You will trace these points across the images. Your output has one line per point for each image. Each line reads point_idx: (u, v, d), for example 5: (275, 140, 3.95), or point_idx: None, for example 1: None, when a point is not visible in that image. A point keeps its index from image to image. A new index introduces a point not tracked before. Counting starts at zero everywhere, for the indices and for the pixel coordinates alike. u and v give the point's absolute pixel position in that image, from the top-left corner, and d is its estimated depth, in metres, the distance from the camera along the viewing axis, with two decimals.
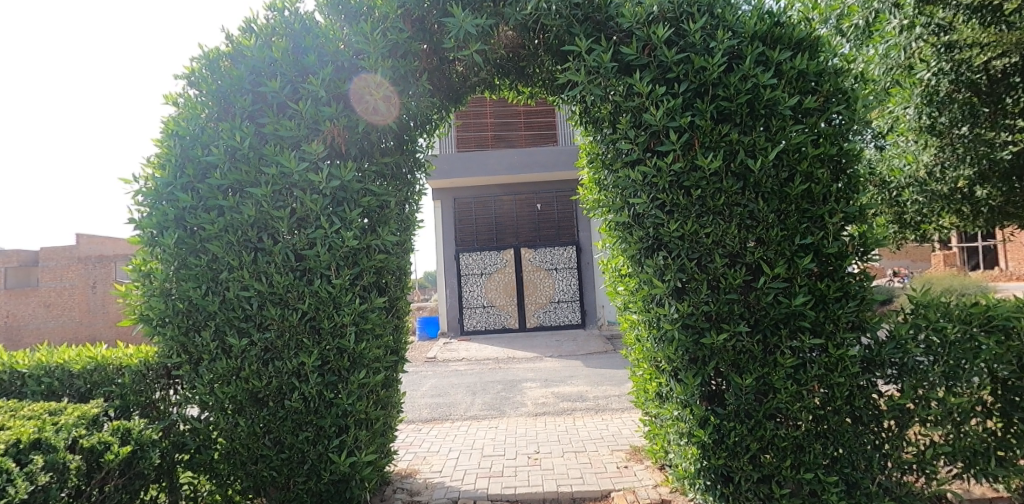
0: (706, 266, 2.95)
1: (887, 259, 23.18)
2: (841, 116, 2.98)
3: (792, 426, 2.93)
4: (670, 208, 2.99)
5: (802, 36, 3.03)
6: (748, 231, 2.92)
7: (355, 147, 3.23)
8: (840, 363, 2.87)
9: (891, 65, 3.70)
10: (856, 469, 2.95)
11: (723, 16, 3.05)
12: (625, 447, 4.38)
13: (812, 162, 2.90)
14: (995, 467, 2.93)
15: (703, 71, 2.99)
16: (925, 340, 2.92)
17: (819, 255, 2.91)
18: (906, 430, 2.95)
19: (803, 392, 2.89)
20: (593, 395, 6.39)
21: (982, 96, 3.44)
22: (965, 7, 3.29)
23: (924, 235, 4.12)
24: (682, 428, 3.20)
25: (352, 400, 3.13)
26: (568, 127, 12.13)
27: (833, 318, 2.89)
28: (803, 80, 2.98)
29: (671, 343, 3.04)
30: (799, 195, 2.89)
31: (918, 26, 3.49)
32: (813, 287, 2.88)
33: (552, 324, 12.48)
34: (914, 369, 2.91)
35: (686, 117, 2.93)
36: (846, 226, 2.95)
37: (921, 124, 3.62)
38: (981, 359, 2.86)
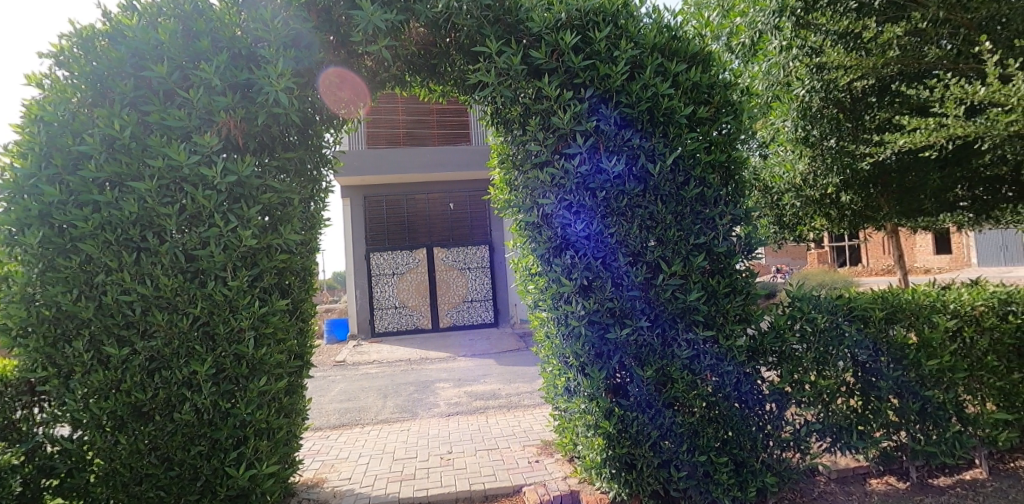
0: (610, 264, 3.09)
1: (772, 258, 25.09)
2: (729, 126, 3.21)
3: (688, 413, 3.15)
4: (577, 209, 3.11)
5: (695, 50, 3.26)
6: (649, 230, 3.09)
7: (254, 140, 3.03)
8: (730, 352, 3.12)
9: (772, 81, 3.97)
10: (743, 449, 3.22)
11: (626, 27, 3.20)
12: (536, 442, 4.48)
13: (704, 167, 3.12)
14: (856, 440, 3.31)
15: (608, 78, 3.13)
16: (800, 329, 3.26)
17: (711, 253, 3.14)
18: (784, 411, 3.26)
19: (698, 380, 3.11)
20: (505, 392, 6.48)
21: (847, 113, 3.85)
22: (833, 33, 3.54)
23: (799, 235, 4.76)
24: (588, 421, 3.31)
25: (251, 409, 2.94)
26: (481, 126, 12.20)
27: (723, 312, 3.13)
28: (696, 91, 3.20)
29: (578, 338, 3.17)
30: (693, 198, 3.12)
31: (794, 47, 3.74)
32: (705, 283, 3.11)
33: (465, 323, 12.47)
34: (791, 356, 3.24)
35: (591, 122, 3.06)
36: (735, 227, 3.18)
37: (798, 135, 4.01)
38: (844, 344, 3.26)
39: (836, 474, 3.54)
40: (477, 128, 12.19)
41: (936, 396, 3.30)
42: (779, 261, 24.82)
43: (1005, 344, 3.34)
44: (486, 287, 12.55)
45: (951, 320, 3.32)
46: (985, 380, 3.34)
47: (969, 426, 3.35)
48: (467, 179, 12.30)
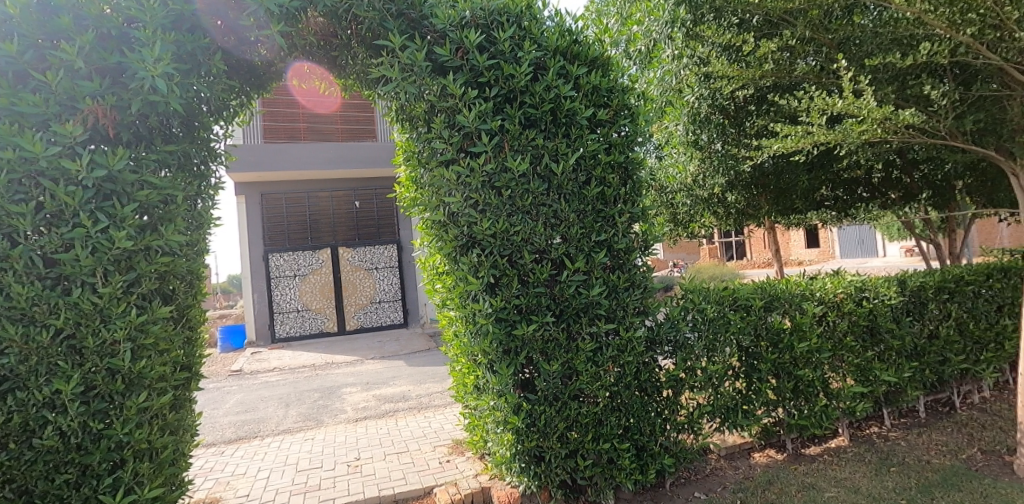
0: (516, 262, 3.16)
1: (669, 253, 26.77)
2: (627, 129, 3.39)
3: (592, 403, 3.28)
4: (483, 207, 3.13)
5: (595, 55, 3.39)
6: (553, 228, 3.18)
7: (127, 131, 2.69)
8: (630, 343, 3.28)
9: (666, 87, 4.25)
10: (643, 434, 3.40)
11: (530, 29, 3.26)
12: (447, 441, 4.47)
13: (604, 167, 3.26)
14: (741, 419, 3.62)
15: (512, 78, 3.17)
16: (692, 318, 3.49)
17: (611, 250, 3.29)
18: (679, 396, 3.49)
19: (600, 372, 3.24)
20: (416, 393, 6.39)
21: (731, 120, 4.15)
22: (718, 46, 3.83)
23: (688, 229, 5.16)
24: (498, 417, 3.35)
25: (129, 429, 2.65)
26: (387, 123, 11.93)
27: (622, 305, 3.28)
28: (597, 94, 3.32)
29: (486, 336, 3.19)
30: (594, 197, 3.24)
31: (685, 56, 4.03)
32: (606, 278, 3.25)
33: (374, 325, 12.12)
34: (684, 344, 3.45)
35: (496, 120, 3.10)
36: (633, 224, 3.37)
37: (688, 139, 4.35)
38: (730, 331, 3.54)
39: (725, 451, 3.85)
40: (383, 124, 11.90)
41: (806, 375, 3.69)
42: (676, 256, 26.55)
43: (858, 326, 3.81)
44: (395, 287, 12.29)
45: (818, 306, 3.72)
46: (845, 358, 3.78)
47: (833, 399, 3.78)
48: (374, 177, 12.00)
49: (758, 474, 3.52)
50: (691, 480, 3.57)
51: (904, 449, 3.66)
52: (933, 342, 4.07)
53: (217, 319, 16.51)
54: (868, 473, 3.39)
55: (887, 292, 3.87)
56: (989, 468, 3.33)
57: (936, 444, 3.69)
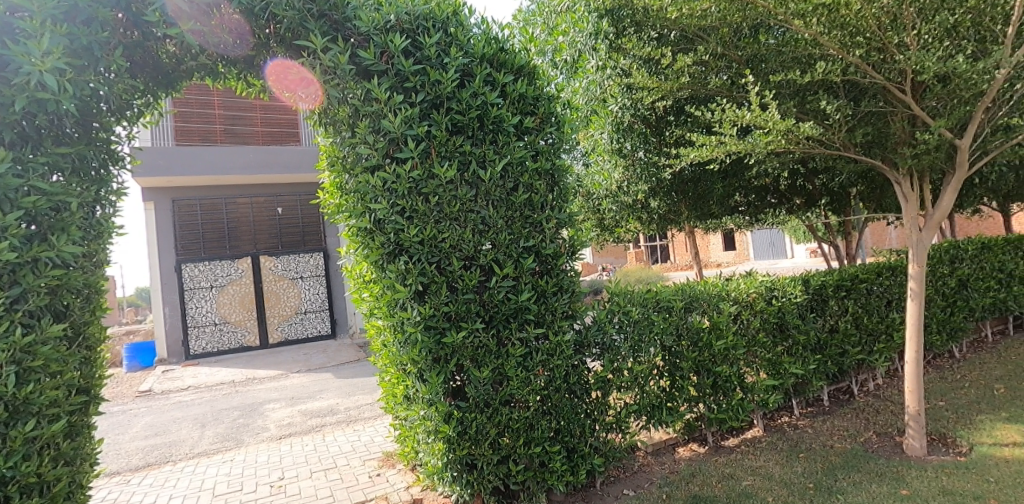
0: (445, 269, 3.14)
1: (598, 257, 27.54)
2: (553, 137, 3.46)
3: (523, 408, 3.30)
4: (410, 214, 3.09)
5: (521, 63, 3.43)
6: (481, 235, 3.19)
7: (10, 130, 2.39)
8: (558, 347, 3.33)
9: (591, 96, 4.33)
10: (573, 436, 3.47)
11: (456, 35, 3.26)
12: (378, 455, 4.35)
13: (531, 174, 3.31)
14: (665, 415, 3.78)
15: (438, 84, 3.16)
16: (618, 320, 3.61)
17: (540, 255, 3.35)
18: (607, 397, 3.59)
19: (530, 376, 3.27)
20: (344, 406, 6.18)
21: (652, 129, 4.38)
22: (638, 58, 4.01)
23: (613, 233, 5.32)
24: (428, 427, 3.31)
25: (14, 462, 2.36)
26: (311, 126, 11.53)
27: (551, 310, 3.33)
28: (523, 102, 3.38)
29: (415, 344, 3.16)
30: (522, 203, 3.28)
31: (608, 68, 4.18)
32: (535, 283, 3.29)
33: (299, 337, 11.61)
34: (611, 346, 3.56)
35: (423, 126, 3.08)
36: (561, 230, 3.43)
37: (613, 147, 4.49)
38: (654, 332, 3.69)
39: (652, 447, 3.99)
40: (307, 127, 11.49)
41: (724, 371, 3.90)
42: (605, 260, 27.38)
43: (769, 323, 4.08)
44: (321, 297, 11.84)
45: (733, 306, 3.95)
46: (759, 353, 4.03)
47: (748, 393, 4.02)
48: (297, 181, 11.54)
49: (682, 468, 3.68)
50: (621, 478, 3.67)
51: (811, 436, 3.95)
52: (834, 335, 4.43)
53: (123, 336, 15.20)
54: (780, 460, 3.62)
55: (793, 291, 4.17)
56: (883, 449, 3.65)
57: (838, 430, 4.00)
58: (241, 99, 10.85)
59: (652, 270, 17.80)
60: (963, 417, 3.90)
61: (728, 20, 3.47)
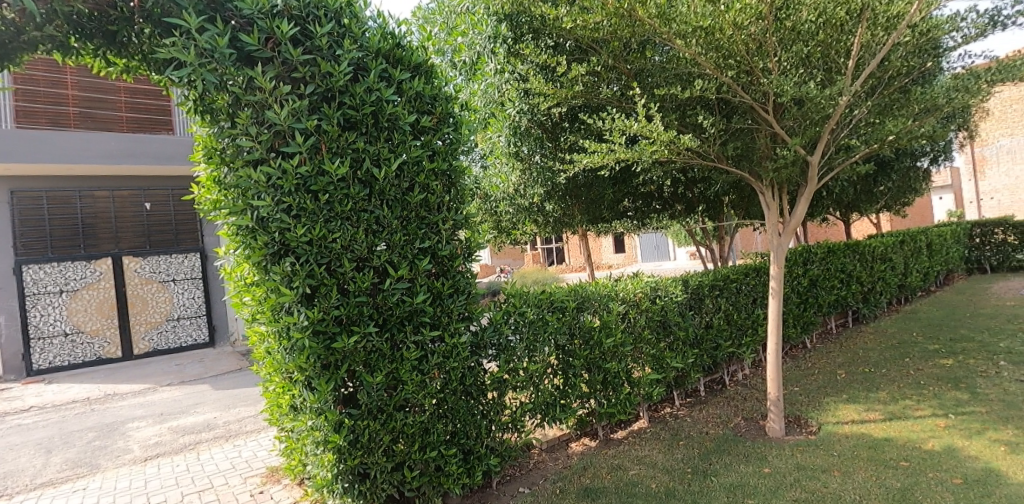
0: (335, 270, 2.99)
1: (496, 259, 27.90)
2: (450, 137, 3.43)
3: (418, 412, 3.23)
4: (297, 212, 2.91)
5: (419, 61, 3.37)
6: (374, 235, 3.08)
7: None
8: (454, 349, 3.31)
9: (489, 99, 4.36)
10: (470, 438, 3.46)
11: (350, 27, 3.12)
12: (260, 471, 4.05)
13: (428, 174, 3.26)
14: (558, 412, 3.89)
15: (329, 77, 3.00)
16: (514, 321, 3.67)
17: (436, 256, 3.31)
18: (503, 397, 3.62)
19: (426, 380, 3.21)
20: (223, 420, 5.69)
21: (548, 134, 4.53)
22: (534, 65, 4.16)
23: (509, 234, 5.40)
24: (317, 437, 3.13)
25: None
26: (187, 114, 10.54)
27: (447, 311, 3.31)
28: (420, 100, 3.32)
29: (302, 351, 2.97)
30: (417, 203, 3.22)
31: (507, 71, 4.24)
32: (430, 284, 3.24)
33: (172, 346, 10.53)
34: (506, 346, 3.60)
35: (312, 120, 2.91)
36: (457, 231, 3.43)
37: (510, 150, 4.55)
38: (548, 332, 3.79)
39: (546, 444, 4.09)
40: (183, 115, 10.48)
41: (613, 367, 4.10)
42: (503, 262, 27.84)
43: (653, 321, 4.36)
44: (198, 302, 10.85)
45: (621, 305, 4.17)
46: (644, 349, 4.30)
47: (635, 387, 4.26)
48: (167, 173, 10.38)
49: (575, 462, 3.81)
50: (516, 476, 3.73)
51: (690, 424, 4.28)
52: (708, 331, 4.84)
53: None
54: (662, 448, 3.87)
55: (674, 291, 4.51)
56: (749, 432, 4.03)
57: (712, 417, 4.37)
58: (101, 80, 9.65)
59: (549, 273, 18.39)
60: (812, 400, 4.43)
61: (617, 34, 3.63)
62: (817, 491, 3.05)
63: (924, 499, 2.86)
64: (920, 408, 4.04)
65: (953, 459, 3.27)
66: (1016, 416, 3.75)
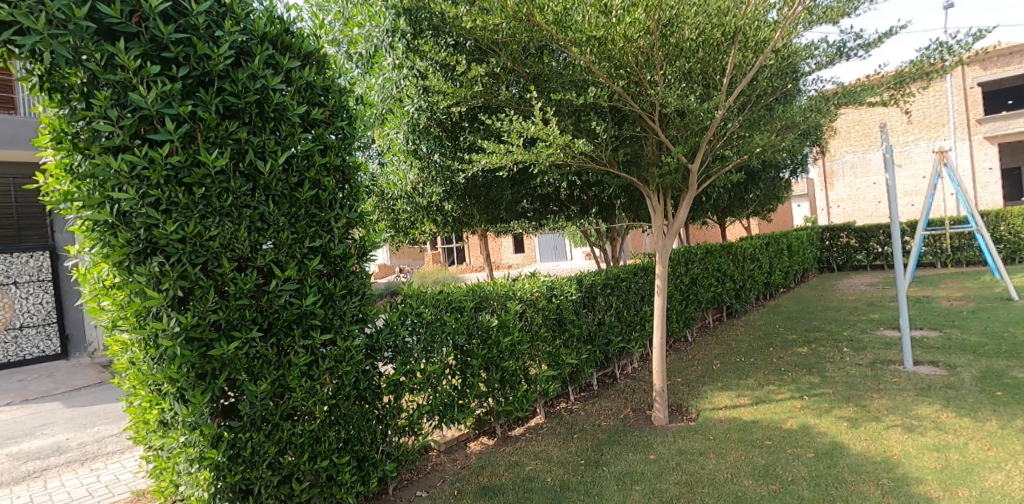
0: (213, 271, 2.73)
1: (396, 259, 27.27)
2: (344, 132, 3.29)
3: (308, 420, 3.05)
4: (168, 207, 2.62)
5: (310, 50, 3.18)
6: (259, 233, 2.86)
7: None
8: (347, 353, 3.17)
9: (387, 94, 4.33)
10: (364, 444, 3.33)
11: (232, 7, 2.86)
12: (121, 496, 3.60)
13: (319, 170, 3.10)
14: (457, 413, 3.87)
15: (207, 59, 2.73)
16: (411, 322, 3.59)
17: (327, 256, 3.14)
18: (400, 400, 3.54)
19: (316, 386, 3.04)
20: (74, 442, 5.00)
21: (448, 133, 4.54)
22: (433, 63, 4.16)
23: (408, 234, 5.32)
24: (191, 455, 2.84)
25: None
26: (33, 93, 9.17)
27: (339, 314, 3.16)
28: (311, 91, 3.14)
29: (173, 360, 2.68)
30: (307, 200, 3.04)
31: (405, 67, 4.20)
32: (321, 285, 3.07)
33: (11, 360, 9.09)
34: (403, 348, 3.52)
35: (185, 106, 2.63)
36: (350, 230, 3.30)
37: (409, 147, 4.51)
38: (445, 333, 3.76)
39: (444, 446, 4.06)
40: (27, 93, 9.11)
41: (510, 366, 4.16)
42: (403, 262, 27.33)
43: (549, 319, 4.49)
44: (47, 308, 9.48)
45: (518, 304, 4.24)
46: (540, 347, 4.42)
47: (531, 384, 4.36)
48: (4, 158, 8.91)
49: (473, 462, 3.82)
50: (413, 480, 3.66)
51: (583, 417, 4.46)
52: (601, 327, 5.08)
53: None
54: (557, 442, 4.00)
55: (569, 290, 4.68)
56: (637, 422, 4.28)
57: (604, 410, 4.59)
58: None
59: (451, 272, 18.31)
60: (692, 389, 4.80)
61: (516, 37, 3.68)
62: (695, 473, 3.29)
63: (783, 473, 3.20)
64: (781, 392, 4.53)
65: (806, 435, 3.69)
66: (855, 395, 4.33)
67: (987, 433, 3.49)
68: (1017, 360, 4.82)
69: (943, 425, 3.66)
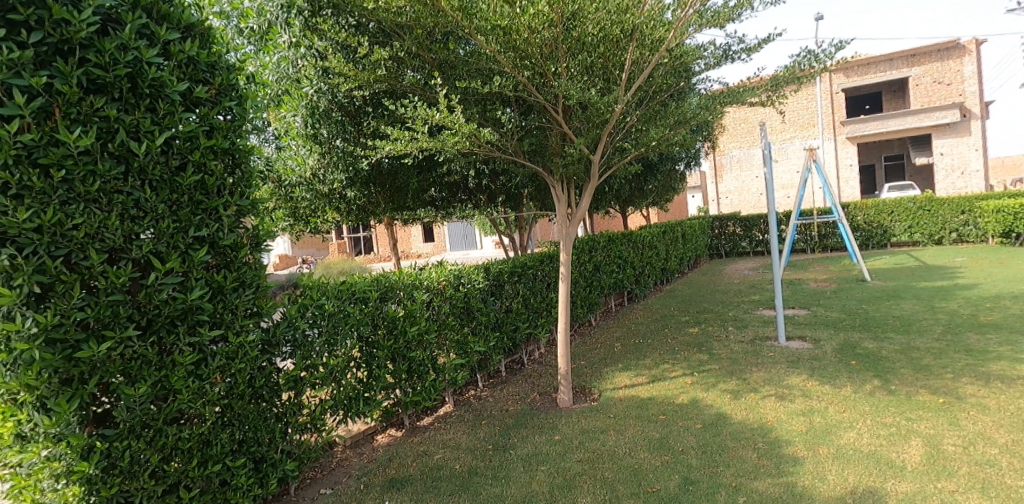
0: (77, 264, 2.39)
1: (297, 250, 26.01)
2: (233, 112, 3.01)
3: (197, 423, 2.82)
4: (18, 191, 2.25)
5: (192, 21, 2.87)
6: (134, 222, 2.55)
7: None
8: (240, 349, 2.95)
9: (282, 74, 4.10)
10: (261, 445, 3.14)
11: None
12: None
13: (204, 153, 2.82)
14: (363, 406, 3.77)
15: (66, 24, 2.37)
16: (311, 315, 3.43)
17: (215, 247, 2.88)
18: (300, 396, 3.37)
19: (205, 386, 2.80)
20: None
21: (350, 118, 4.37)
22: (333, 43, 4.03)
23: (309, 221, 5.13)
24: (57, 469, 2.49)
25: None
26: None
27: (231, 308, 2.92)
28: (194, 67, 2.84)
29: (30, 366, 2.31)
30: (191, 186, 2.76)
31: (302, 46, 4.02)
32: (208, 278, 2.80)
33: None
34: (303, 342, 3.36)
35: (38, 76, 2.28)
36: (241, 218, 3.03)
37: (307, 131, 4.30)
38: (348, 325, 3.65)
39: (350, 440, 3.96)
40: None
41: (417, 355, 4.13)
42: (306, 252, 26.16)
43: (456, 308, 4.50)
44: None
45: (425, 294, 4.22)
46: (448, 335, 4.42)
47: (439, 373, 4.36)
48: None
49: (380, 455, 3.75)
50: (316, 478, 3.53)
51: (492, 403, 4.52)
52: (509, 314, 5.17)
53: None
54: (466, 429, 4.03)
55: (476, 278, 4.72)
56: (543, 405, 4.42)
57: (511, 395, 4.70)
58: None
59: (357, 262, 17.73)
60: (595, 371, 5.03)
61: (421, 21, 3.61)
62: (597, 450, 3.47)
63: (675, 444, 3.45)
64: (675, 370, 4.88)
65: (696, 408, 4.00)
66: (737, 369, 4.75)
67: (842, 397, 3.98)
68: (867, 332, 5.54)
69: (808, 393, 4.12)
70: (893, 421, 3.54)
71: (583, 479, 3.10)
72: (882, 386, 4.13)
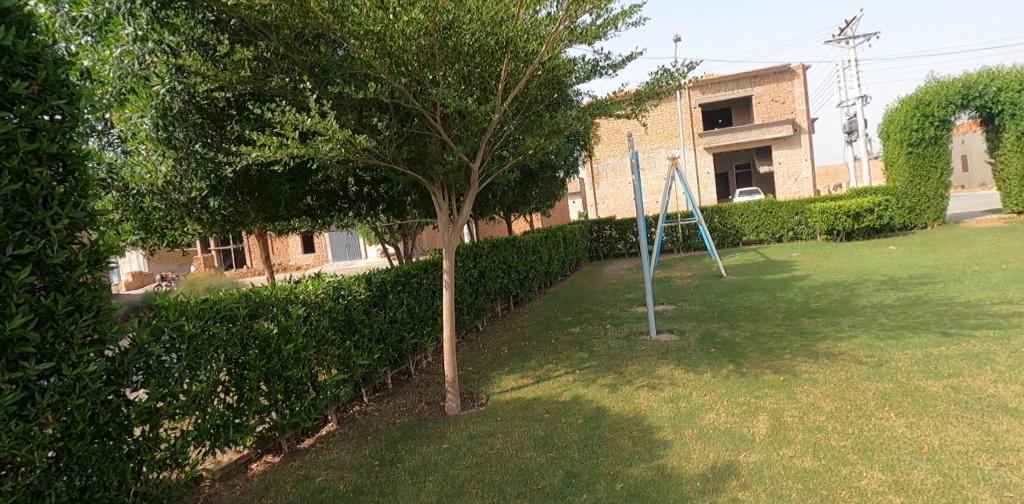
0: None
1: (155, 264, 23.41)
2: (63, 113, 2.56)
3: (23, 474, 2.34)
4: None
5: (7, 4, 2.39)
6: None
7: None
8: (78, 382, 2.51)
9: (125, 71, 3.74)
10: (108, 489, 2.72)
11: None
12: None
13: (25, 158, 2.36)
14: (233, 433, 3.47)
15: None
16: (167, 339, 3.08)
17: (41, 267, 2.41)
18: (156, 429, 3.00)
19: (33, 429, 2.33)
20: None
21: (211, 121, 4.06)
22: (186, 39, 3.70)
23: (162, 233, 4.65)
24: None
25: None
26: None
27: (64, 336, 2.47)
28: (9, 59, 2.35)
29: None
30: (9, 196, 2.28)
31: (150, 40, 3.69)
32: (33, 303, 2.35)
33: None
34: (158, 369, 3.00)
35: None
36: (75, 233, 2.59)
37: (158, 135, 3.90)
38: (213, 347, 3.34)
39: (219, 472, 3.62)
40: None
41: (294, 374, 3.90)
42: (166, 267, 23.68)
43: (336, 321, 4.33)
44: None
45: (301, 308, 4.02)
46: (328, 351, 4.23)
47: (320, 391, 4.15)
48: None
49: (255, 484, 3.49)
50: None
51: (378, 418, 4.40)
52: (393, 325, 5.08)
53: None
54: (350, 447, 3.87)
55: (357, 289, 4.58)
56: (431, 415, 4.38)
57: (398, 407, 4.61)
58: None
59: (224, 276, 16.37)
60: (483, 376, 5.10)
61: (288, 21, 3.41)
62: (484, 454, 3.52)
63: (559, 440, 3.60)
64: (558, 369, 5.10)
65: (577, 404, 4.22)
66: (614, 364, 5.09)
67: (703, 382, 4.42)
68: (723, 322, 6.21)
69: (675, 381, 4.52)
70: (744, 400, 4.00)
71: (470, 485, 3.13)
72: (735, 369, 4.65)
